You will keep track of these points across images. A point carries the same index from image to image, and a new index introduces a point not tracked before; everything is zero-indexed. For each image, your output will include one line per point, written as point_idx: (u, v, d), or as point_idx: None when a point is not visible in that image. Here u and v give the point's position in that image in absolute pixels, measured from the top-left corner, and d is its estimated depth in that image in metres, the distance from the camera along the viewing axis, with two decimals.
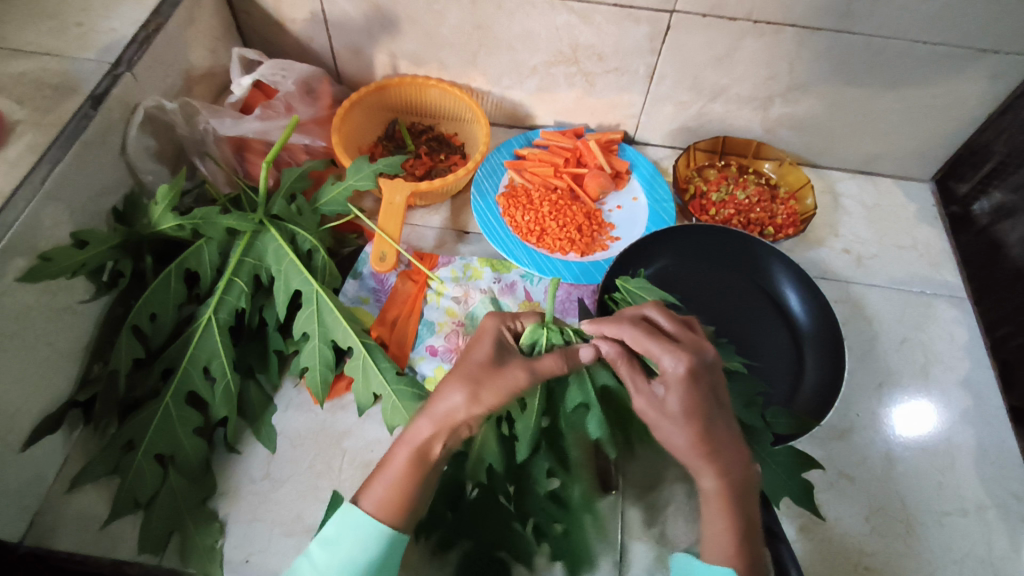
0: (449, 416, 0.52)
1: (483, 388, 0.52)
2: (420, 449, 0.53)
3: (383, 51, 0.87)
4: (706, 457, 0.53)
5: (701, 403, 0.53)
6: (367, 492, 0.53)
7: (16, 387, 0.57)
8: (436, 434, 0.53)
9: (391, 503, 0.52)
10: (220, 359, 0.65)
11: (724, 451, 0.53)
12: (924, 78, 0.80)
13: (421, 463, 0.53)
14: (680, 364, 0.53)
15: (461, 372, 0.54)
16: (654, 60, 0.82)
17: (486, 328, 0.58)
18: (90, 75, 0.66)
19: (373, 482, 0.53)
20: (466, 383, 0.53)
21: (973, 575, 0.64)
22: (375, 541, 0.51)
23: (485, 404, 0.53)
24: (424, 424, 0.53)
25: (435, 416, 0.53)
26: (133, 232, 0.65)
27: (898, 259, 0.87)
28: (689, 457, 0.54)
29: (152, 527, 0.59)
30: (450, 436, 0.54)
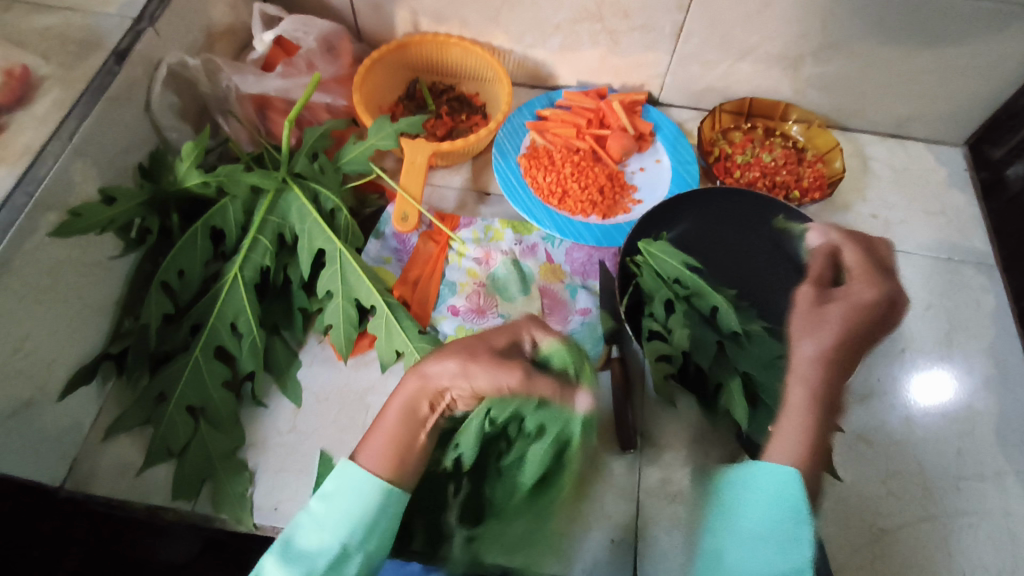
0: (436, 381, 0.54)
1: (473, 361, 0.53)
2: (409, 407, 0.54)
3: (404, 8, 0.86)
4: (827, 360, 0.52)
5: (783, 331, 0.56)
6: (365, 449, 0.54)
7: (52, 338, 0.59)
8: (421, 394, 0.55)
9: (387, 457, 0.52)
10: (246, 315, 0.66)
11: (835, 366, 0.52)
12: (964, 36, 0.77)
13: (411, 422, 0.54)
14: (867, 290, 0.55)
15: (464, 346, 0.55)
16: (681, 18, 0.80)
17: (513, 324, 0.58)
18: (114, 32, 0.66)
19: (370, 436, 0.54)
20: (462, 353, 0.54)
21: (988, 539, 0.64)
22: (371, 493, 0.51)
23: (473, 378, 0.52)
24: (410, 379, 0.55)
25: (421, 375, 0.55)
26: (159, 189, 0.65)
27: (926, 225, 0.85)
28: (800, 368, 0.53)
29: (185, 473, 0.61)
30: (439, 398, 0.55)
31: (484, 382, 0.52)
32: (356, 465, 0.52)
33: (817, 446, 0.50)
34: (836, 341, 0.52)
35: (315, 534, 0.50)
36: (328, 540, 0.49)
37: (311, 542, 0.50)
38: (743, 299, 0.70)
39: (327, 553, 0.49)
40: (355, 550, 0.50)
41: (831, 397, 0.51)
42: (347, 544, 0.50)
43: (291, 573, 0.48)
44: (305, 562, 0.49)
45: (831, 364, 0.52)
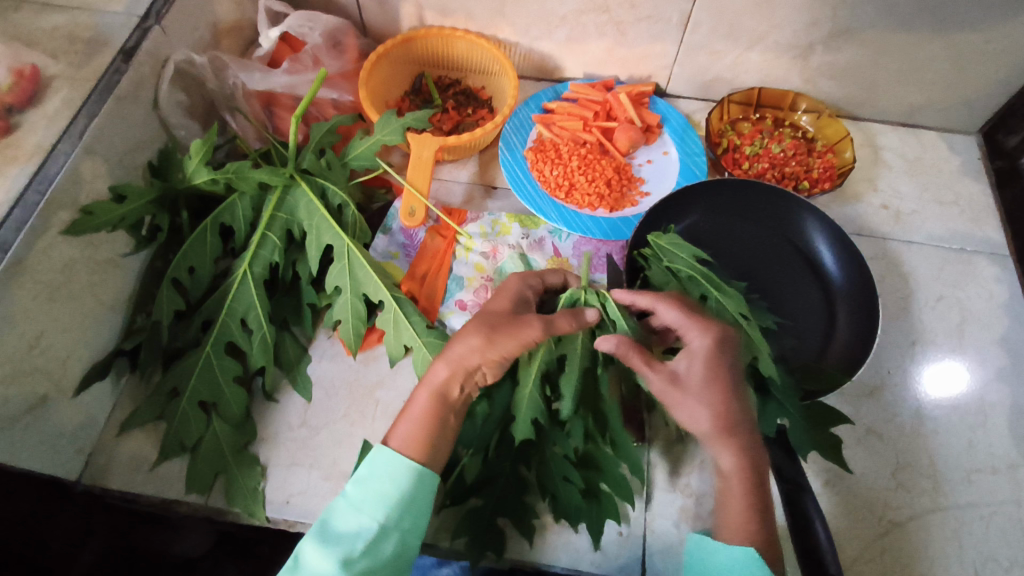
0: (463, 359, 0.56)
1: (496, 332, 0.56)
2: (438, 393, 0.55)
3: (410, 2, 0.86)
4: (724, 434, 0.54)
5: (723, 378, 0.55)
6: (394, 433, 0.55)
7: (67, 335, 0.60)
8: (452, 377, 0.56)
9: (416, 440, 0.54)
10: (256, 311, 0.67)
11: (741, 428, 0.54)
12: (978, 22, 0.75)
13: (439, 404, 0.55)
14: (704, 339, 0.57)
15: (479, 320, 0.57)
16: (688, 7, 0.79)
17: (509, 286, 0.63)
18: (120, 30, 0.66)
19: (397, 422, 0.55)
20: (481, 329, 0.56)
21: (1000, 532, 0.64)
22: (404, 474, 0.52)
23: (500, 348, 0.56)
24: (438, 367, 0.56)
25: (450, 358, 0.56)
26: (169, 186, 0.66)
27: (938, 215, 0.84)
28: (710, 440, 0.55)
29: (198, 468, 0.62)
30: (467, 380, 0.56)
31: (509, 348, 0.56)
32: (388, 449, 0.53)
33: (761, 511, 0.52)
34: (720, 408, 0.54)
35: (352, 517, 0.51)
36: (365, 521, 0.51)
37: (349, 524, 0.51)
38: (753, 294, 0.71)
39: (365, 534, 0.50)
40: (392, 530, 0.51)
41: (752, 459, 0.53)
42: (385, 524, 0.51)
43: (329, 555, 0.48)
44: (343, 543, 0.49)
45: (732, 434, 0.54)
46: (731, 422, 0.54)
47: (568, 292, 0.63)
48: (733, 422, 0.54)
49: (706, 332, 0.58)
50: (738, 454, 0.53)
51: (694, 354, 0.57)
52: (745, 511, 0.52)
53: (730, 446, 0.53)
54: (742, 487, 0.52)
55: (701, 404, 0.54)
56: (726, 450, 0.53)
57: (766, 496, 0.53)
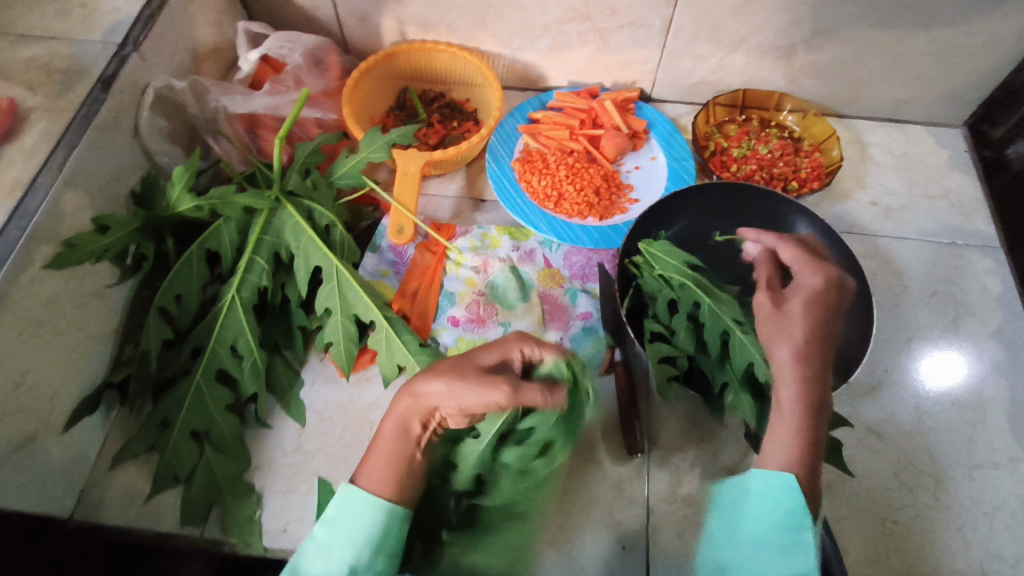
0: (427, 400, 0.52)
1: (461, 380, 0.51)
2: (402, 423, 0.53)
3: (390, 17, 0.85)
4: (796, 364, 0.53)
5: (824, 315, 0.56)
6: (365, 470, 0.53)
7: (53, 371, 0.59)
8: (415, 415, 0.53)
9: (387, 479, 0.52)
10: (246, 337, 0.66)
11: (815, 361, 0.54)
12: (960, 16, 0.75)
13: (403, 440, 0.53)
14: (817, 277, 0.59)
15: (451, 367, 0.53)
16: (670, 13, 0.79)
17: (505, 340, 0.56)
18: (97, 58, 0.65)
19: (367, 459, 0.53)
20: (448, 374, 0.52)
21: (1004, 527, 0.63)
22: (372, 514, 0.50)
23: (460, 398, 0.51)
24: (402, 398, 0.53)
25: (413, 394, 0.53)
26: (153, 214, 0.65)
27: (928, 210, 0.84)
28: (782, 370, 0.54)
29: (193, 499, 0.61)
30: (430, 418, 0.53)
31: (470, 402, 0.51)
32: (355, 487, 0.51)
33: (812, 446, 0.51)
34: (804, 341, 0.54)
35: (320, 561, 0.49)
36: (334, 564, 0.49)
37: (316, 570, 0.49)
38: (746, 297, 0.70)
39: None
40: (364, 572, 0.50)
41: (818, 396, 0.53)
42: (354, 567, 0.49)
43: None
44: None
45: (803, 366, 0.53)
46: (811, 352, 0.54)
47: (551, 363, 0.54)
48: (810, 354, 0.54)
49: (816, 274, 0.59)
50: (803, 387, 0.52)
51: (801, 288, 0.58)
52: (794, 450, 0.51)
53: (794, 375, 0.53)
54: (797, 421, 0.52)
55: (781, 330, 0.55)
56: (785, 380, 0.53)
57: (818, 437, 0.52)
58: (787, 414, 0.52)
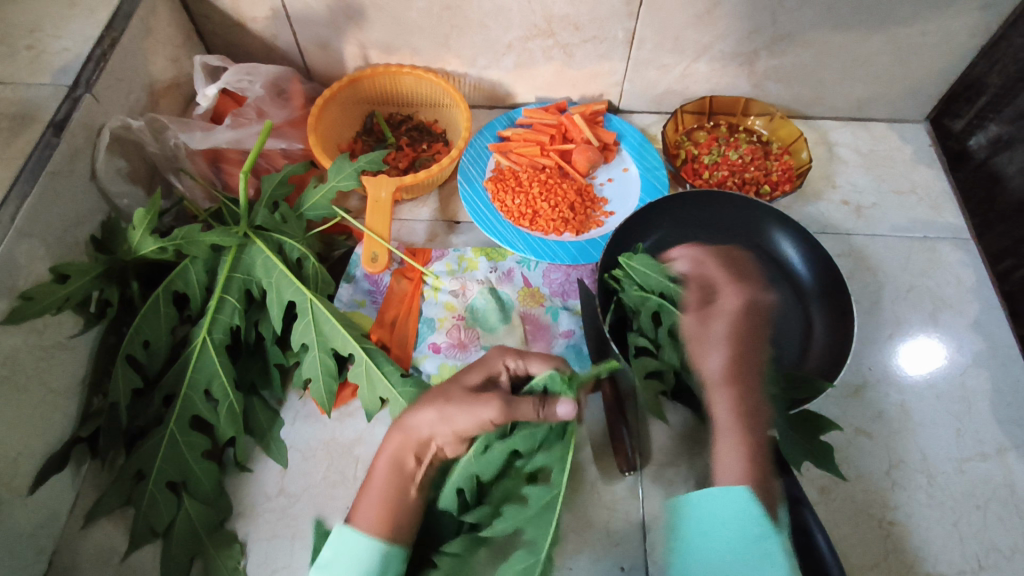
0: (415, 430, 0.54)
1: (450, 403, 0.54)
2: (394, 462, 0.53)
3: (353, 43, 0.84)
4: (732, 381, 0.52)
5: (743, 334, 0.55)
6: (358, 511, 0.51)
7: (15, 431, 0.56)
8: (407, 447, 0.54)
9: (379, 518, 0.50)
10: (220, 379, 0.63)
11: (746, 378, 0.53)
12: (914, 15, 0.77)
13: (394, 478, 0.52)
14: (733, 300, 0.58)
15: (440, 394, 0.56)
16: (632, 25, 0.79)
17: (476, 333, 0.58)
18: (47, 101, 0.62)
19: (360, 498, 0.53)
20: (437, 401, 0.55)
21: (997, 519, 0.63)
22: (367, 554, 0.48)
23: (454, 420, 0.52)
24: (394, 434, 0.55)
25: (404, 428, 0.55)
26: (115, 259, 0.62)
27: (898, 206, 0.85)
28: (715, 389, 0.53)
29: (173, 554, 0.58)
30: (423, 450, 0.53)
31: (466, 425, 0.52)
32: (349, 528, 0.50)
33: (756, 458, 0.50)
34: (735, 358, 0.53)
35: None
36: None
37: None
38: None
39: None
40: None
41: (753, 406, 0.52)
42: None
43: None
44: None
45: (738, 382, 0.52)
46: (745, 368, 0.53)
47: (545, 375, 0.55)
48: (746, 369, 0.53)
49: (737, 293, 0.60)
50: (738, 400, 0.51)
51: (727, 308, 0.58)
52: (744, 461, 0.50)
53: (733, 391, 0.52)
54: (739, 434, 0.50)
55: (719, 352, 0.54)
56: (724, 398, 0.52)
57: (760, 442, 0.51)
58: (730, 431, 0.51)
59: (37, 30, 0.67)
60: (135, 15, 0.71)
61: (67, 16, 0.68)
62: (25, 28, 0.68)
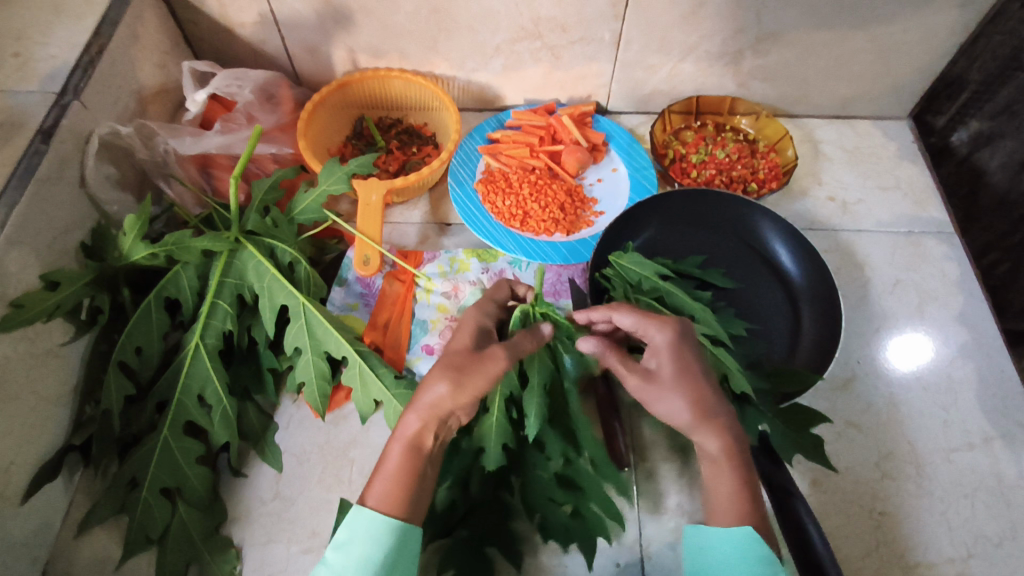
0: (436, 407, 0.51)
1: (463, 373, 0.51)
2: (411, 442, 0.51)
3: (341, 47, 0.84)
4: (705, 420, 0.51)
5: (690, 366, 0.53)
6: (371, 490, 0.50)
7: (7, 440, 0.56)
8: (426, 426, 0.51)
9: (397, 499, 0.50)
10: (214, 384, 0.63)
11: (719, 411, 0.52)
12: (894, 14, 0.78)
13: (414, 457, 0.51)
14: (662, 334, 0.55)
15: (443, 363, 0.53)
16: (619, 26, 0.80)
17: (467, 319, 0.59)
18: (34, 108, 0.62)
19: (373, 479, 0.51)
20: (447, 373, 0.51)
21: (985, 507, 0.65)
22: (385, 535, 0.48)
23: (471, 388, 0.51)
24: (410, 418, 0.51)
25: (420, 408, 0.51)
26: (106, 265, 0.62)
27: (883, 201, 0.86)
28: (693, 429, 0.52)
29: (167, 561, 0.58)
30: (441, 426, 0.52)
31: (480, 384, 0.52)
32: (368, 509, 0.49)
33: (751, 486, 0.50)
34: (697, 396, 0.51)
35: None
36: None
37: None
38: (719, 302, 0.71)
39: None
40: None
41: (734, 436, 0.51)
42: None
43: None
44: None
45: (711, 419, 0.51)
46: (709, 409, 0.51)
47: (519, 308, 0.63)
48: (711, 409, 0.51)
49: (665, 327, 0.55)
50: (723, 437, 0.51)
51: (659, 350, 0.54)
52: (733, 494, 0.50)
53: (712, 431, 0.51)
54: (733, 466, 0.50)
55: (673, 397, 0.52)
56: (709, 437, 0.51)
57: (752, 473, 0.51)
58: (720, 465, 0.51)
59: (23, 37, 0.67)
60: (122, 22, 0.71)
61: (55, 24, 0.68)
62: (11, 36, 0.67)
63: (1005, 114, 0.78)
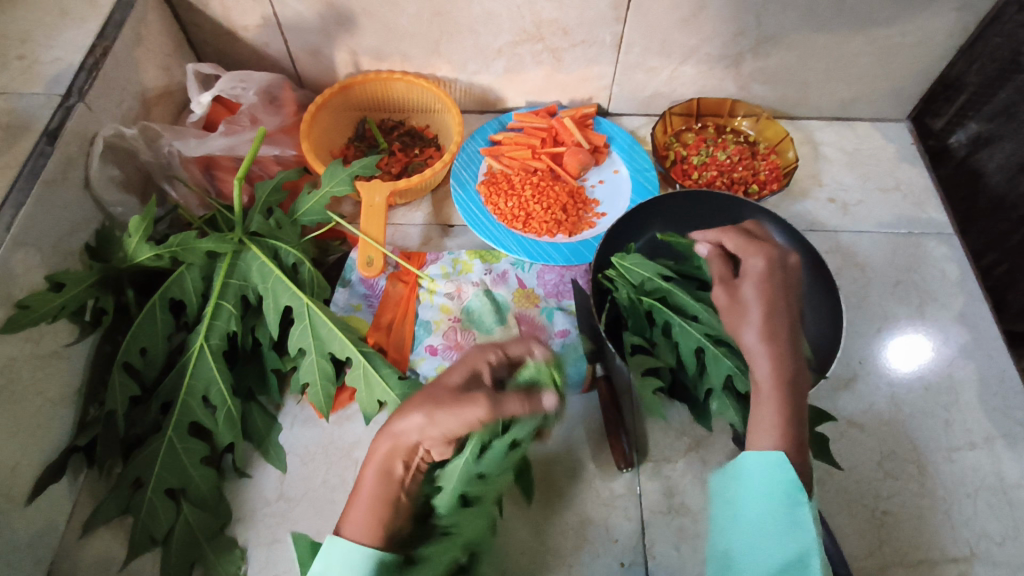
0: (403, 436, 0.53)
1: (438, 407, 0.53)
2: (383, 470, 0.53)
3: (344, 50, 0.85)
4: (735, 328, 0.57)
5: (775, 297, 0.58)
6: (346, 521, 0.52)
7: (12, 441, 0.56)
8: (393, 453, 0.53)
9: (368, 526, 0.50)
10: (218, 385, 0.63)
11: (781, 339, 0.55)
12: (893, 17, 0.79)
13: (386, 483, 0.52)
14: (761, 261, 0.61)
15: (425, 397, 0.55)
16: (620, 29, 0.81)
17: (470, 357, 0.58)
18: (40, 110, 0.62)
19: (349, 508, 0.52)
20: (426, 405, 0.54)
21: (987, 506, 0.65)
22: (361, 561, 0.48)
23: (441, 424, 0.52)
24: (381, 441, 0.54)
25: (390, 434, 0.54)
26: (110, 266, 0.62)
27: (883, 203, 0.87)
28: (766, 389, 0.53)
29: (172, 561, 0.59)
30: (412, 455, 0.53)
31: (451, 424, 0.52)
32: (340, 539, 0.50)
33: (796, 416, 0.52)
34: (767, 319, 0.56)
35: None
36: None
37: None
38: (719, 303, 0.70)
39: None
40: None
41: (790, 373, 0.54)
42: None
43: None
44: None
45: (775, 345, 0.55)
46: (774, 335, 0.56)
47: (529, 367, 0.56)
48: (776, 334, 0.56)
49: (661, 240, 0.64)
50: (776, 366, 0.54)
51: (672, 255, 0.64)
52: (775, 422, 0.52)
53: (766, 356, 0.55)
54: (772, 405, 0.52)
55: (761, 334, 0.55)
56: (762, 365, 0.54)
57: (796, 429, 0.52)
58: (766, 396, 0.53)
59: (28, 40, 0.67)
60: (126, 24, 0.71)
61: (60, 26, 0.68)
62: (16, 39, 0.68)
63: (1003, 115, 0.78)
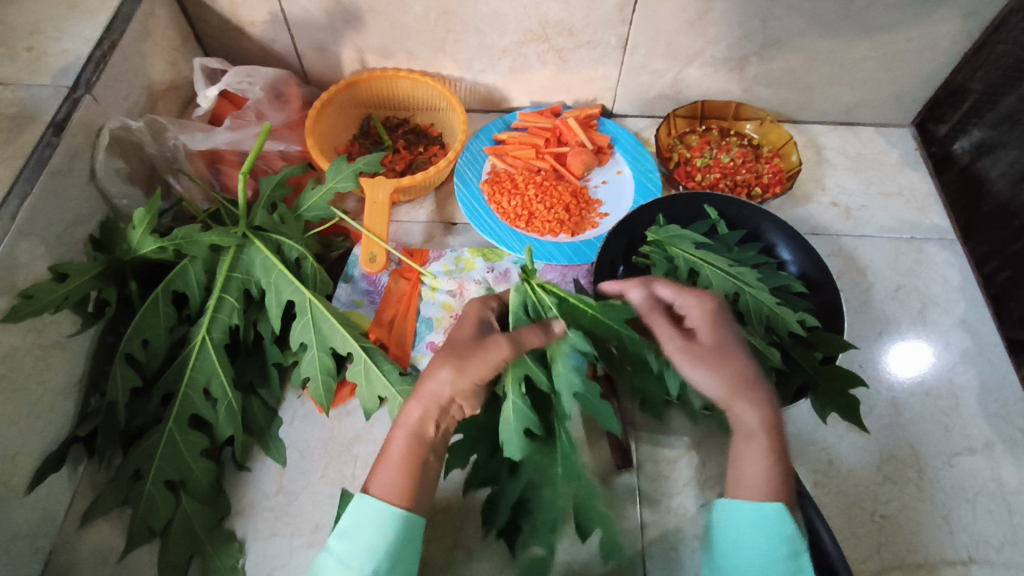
0: (436, 395, 0.52)
1: (465, 363, 0.52)
2: (415, 431, 0.52)
3: (350, 47, 0.85)
4: (742, 394, 0.55)
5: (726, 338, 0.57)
6: (375, 478, 0.51)
7: (13, 429, 0.56)
8: (426, 416, 0.52)
9: (400, 487, 0.50)
10: (219, 379, 0.63)
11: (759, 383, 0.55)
12: (899, 22, 0.79)
13: (417, 446, 0.51)
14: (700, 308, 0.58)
15: (446, 352, 0.53)
16: (625, 31, 0.81)
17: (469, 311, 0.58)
18: (47, 101, 0.63)
19: (376, 468, 0.51)
20: (450, 360, 0.52)
21: (987, 512, 0.65)
22: (391, 524, 0.49)
23: (472, 375, 0.52)
24: (413, 407, 0.52)
25: (422, 396, 0.52)
26: (113, 258, 0.63)
27: (886, 208, 0.87)
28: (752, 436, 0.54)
29: (170, 553, 0.58)
30: (442, 415, 0.53)
31: (482, 372, 0.52)
32: (371, 497, 0.49)
33: (784, 459, 0.54)
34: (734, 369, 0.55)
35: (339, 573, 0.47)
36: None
37: None
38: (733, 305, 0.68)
39: None
40: None
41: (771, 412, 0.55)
42: None
43: None
44: None
45: (752, 391, 0.55)
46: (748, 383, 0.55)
47: (516, 290, 0.58)
48: (748, 382, 0.55)
49: (702, 302, 0.58)
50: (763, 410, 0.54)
51: (697, 323, 0.58)
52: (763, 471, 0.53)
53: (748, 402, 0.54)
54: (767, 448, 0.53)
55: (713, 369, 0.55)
56: (748, 409, 0.54)
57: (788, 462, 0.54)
58: (757, 439, 0.54)
59: (37, 32, 0.68)
60: (135, 18, 0.71)
61: (68, 18, 0.69)
62: (25, 30, 0.68)
63: (1006, 123, 0.79)
